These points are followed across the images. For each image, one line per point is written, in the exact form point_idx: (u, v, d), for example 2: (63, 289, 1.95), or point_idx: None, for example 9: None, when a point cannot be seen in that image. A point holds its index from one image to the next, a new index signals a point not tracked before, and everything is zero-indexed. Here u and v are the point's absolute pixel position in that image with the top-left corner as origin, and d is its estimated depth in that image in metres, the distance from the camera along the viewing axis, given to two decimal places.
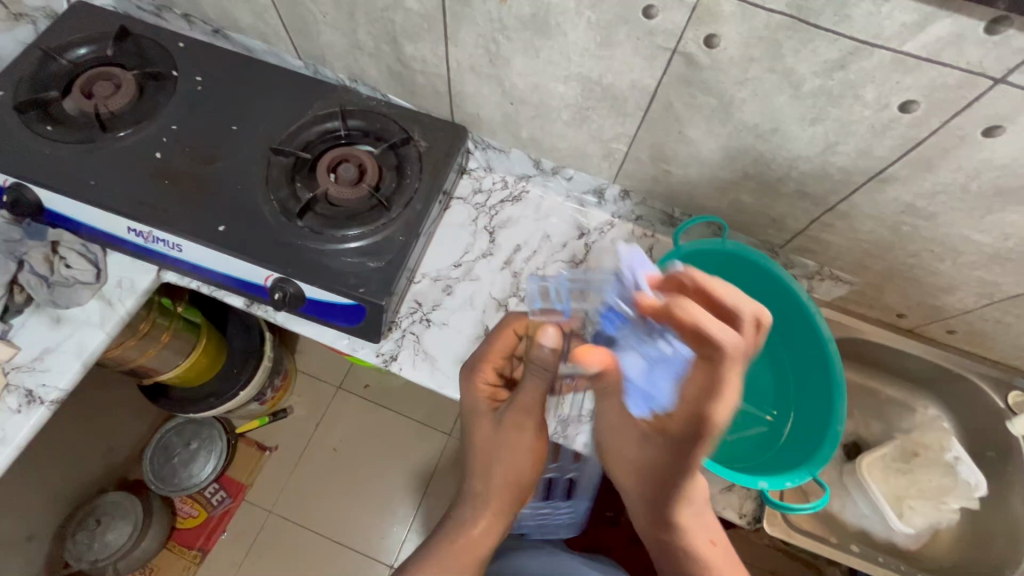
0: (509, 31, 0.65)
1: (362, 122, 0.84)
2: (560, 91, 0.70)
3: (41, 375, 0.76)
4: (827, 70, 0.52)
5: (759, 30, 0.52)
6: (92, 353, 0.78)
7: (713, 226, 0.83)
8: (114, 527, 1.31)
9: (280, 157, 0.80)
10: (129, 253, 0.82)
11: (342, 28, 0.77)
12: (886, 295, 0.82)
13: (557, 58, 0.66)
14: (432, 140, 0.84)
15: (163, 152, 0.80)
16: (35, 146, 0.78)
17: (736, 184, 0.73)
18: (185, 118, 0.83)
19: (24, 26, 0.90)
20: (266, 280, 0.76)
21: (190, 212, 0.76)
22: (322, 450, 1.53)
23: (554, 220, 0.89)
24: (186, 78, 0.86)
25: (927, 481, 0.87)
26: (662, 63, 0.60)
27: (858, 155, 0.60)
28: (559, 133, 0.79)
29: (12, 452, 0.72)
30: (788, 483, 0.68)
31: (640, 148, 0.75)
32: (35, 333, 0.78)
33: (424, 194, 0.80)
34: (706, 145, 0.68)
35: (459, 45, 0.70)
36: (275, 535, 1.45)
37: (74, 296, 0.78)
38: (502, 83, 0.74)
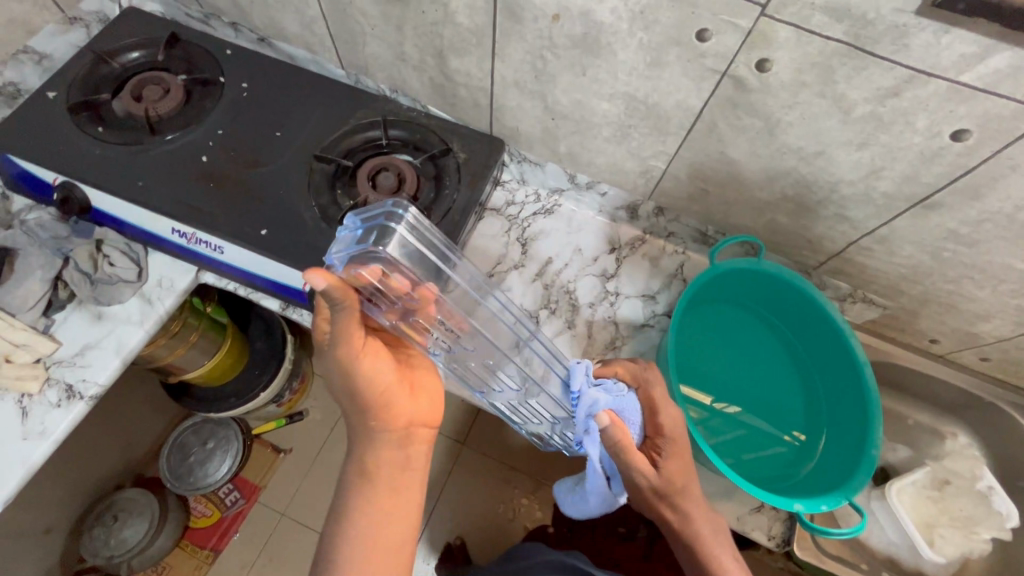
0: (558, 48, 0.66)
1: (402, 132, 0.86)
2: (603, 109, 0.72)
3: (80, 371, 0.77)
4: (879, 97, 0.53)
5: (813, 55, 0.53)
6: (131, 351, 0.79)
7: (748, 246, 0.84)
8: (131, 524, 1.31)
9: (322, 165, 0.82)
10: (170, 253, 0.83)
11: (389, 40, 0.79)
12: (920, 320, 0.82)
13: (604, 77, 0.67)
14: (470, 152, 0.85)
15: (209, 156, 0.81)
16: (86, 146, 0.80)
17: (774, 206, 0.74)
18: (231, 124, 0.85)
19: (77, 30, 0.93)
20: (305, 284, 0.77)
21: (234, 215, 0.77)
22: (335, 453, 1.53)
23: (586, 234, 0.90)
24: (231, 84, 0.88)
25: (958, 509, 0.86)
26: (710, 84, 0.61)
27: (903, 181, 0.61)
28: (598, 149, 0.80)
29: (51, 445, 0.74)
30: (823, 506, 0.68)
31: (678, 167, 0.75)
32: (76, 329, 0.80)
33: (462, 204, 0.81)
34: (747, 165, 0.69)
35: (506, 61, 0.72)
36: (286, 538, 1.45)
37: (115, 294, 0.80)
38: (545, 98, 0.75)
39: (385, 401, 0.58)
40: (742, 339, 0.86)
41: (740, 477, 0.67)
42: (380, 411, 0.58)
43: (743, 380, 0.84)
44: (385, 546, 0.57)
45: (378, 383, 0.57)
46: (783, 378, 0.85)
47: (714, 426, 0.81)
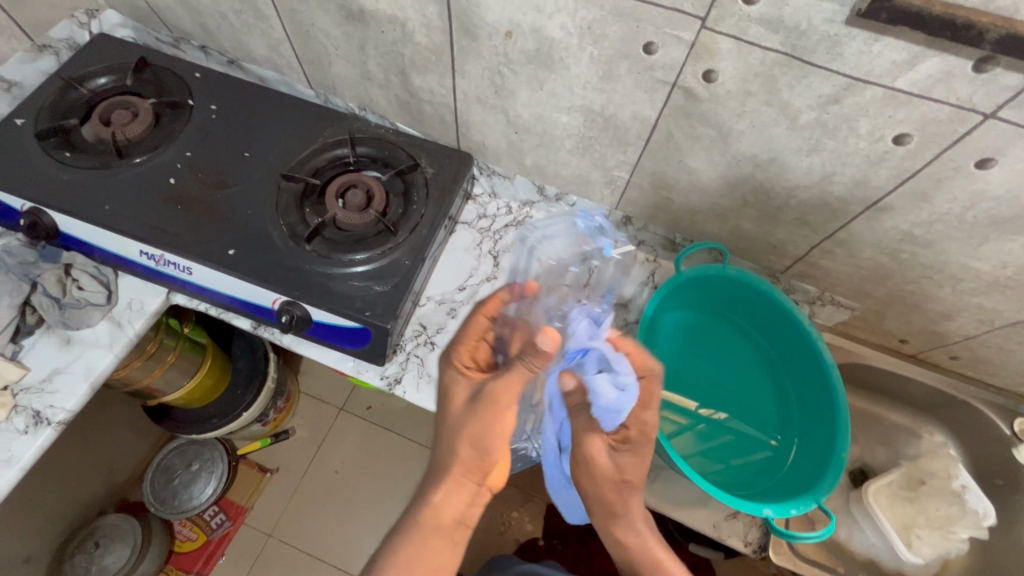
0: (514, 64, 0.67)
1: (370, 149, 0.86)
2: (564, 121, 0.73)
3: (49, 397, 0.76)
4: (821, 104, 0.54)
5: (755, 66, 0.54)
6: (100, 375, 0.78)
7: (715, 252, 0.84)
8: (113, 550, 1.30)
9: (290, 183, 0.82)
10: (140, 275, 0.83)
11: (353, 60, 0.80)
12: (888, 320, 0.82)
13: (561, 91, 0.68)
14: (439, 167, 0.86)
15: (177, 178, 0.82)
16: (54, 172, 0.80)
17: (736, 211, 0.74)
18: (200, 145, 0.85)
19: (47, 57, 0.94)
20: (274, 303, 0.77)
21: (200, 236, 0.78)
22: (323, 472, 1.52)
23: None
24: (200, 106, 0.89)
25: (935, 509, 0.86)
26: (662, 96, 0.62)
27: (855, 184, 0.61)
28: (562, 161, 0.81)
29: (18, 473, 0.73)
30: (793, 510, 0.67)
31: (641, 176, 0.76)
32: (45, 354, 0.79)
33: (430, 219, 0.82)
34: (706, 173, 0.70)
35: (466, 78, 0.73)
36: (273, 559, 1.43)
37: (84, 318, 0.80)
38: (507, 113, 0.76)
39: (480, 457, 0.63)
40: (715, 346, 0.87)
41: (712, 485, 0.68)
42: (461, 454, 0.63)
43: (715, 386, 0.85)
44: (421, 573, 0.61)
45: (460, 428, 0.63)
46: (758, 383, 0.86)
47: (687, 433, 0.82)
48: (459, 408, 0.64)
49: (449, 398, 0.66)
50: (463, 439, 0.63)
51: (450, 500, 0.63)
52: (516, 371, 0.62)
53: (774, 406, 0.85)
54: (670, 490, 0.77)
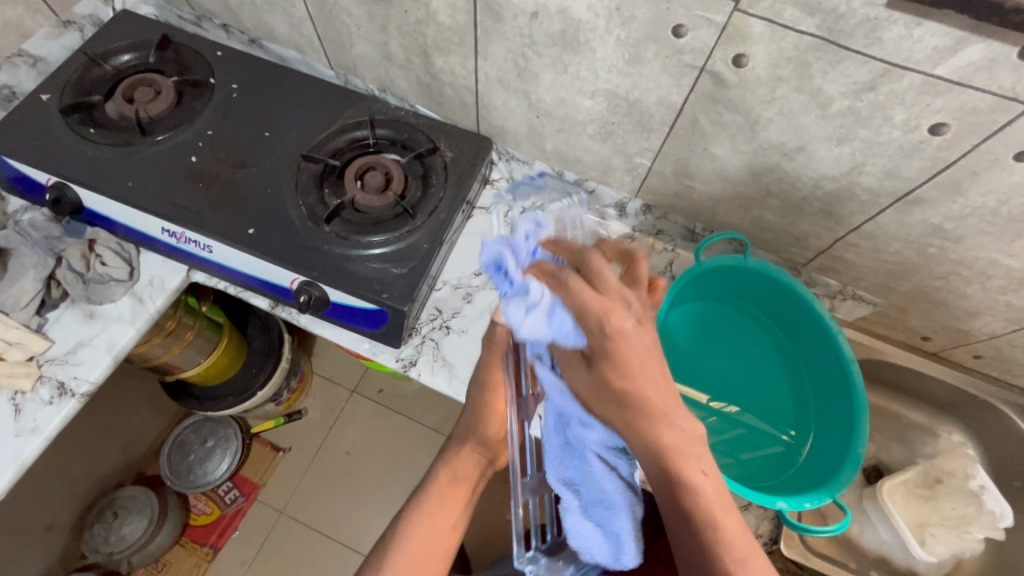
0: (538, 46, 0.66)
1: (390, 132, 0.86)
2: (587, 106, 0.72)
3: (73, 368, 0.78)
4: (856, 91, 0.53)
5: (788, 50, 0.52)
6: (122, 348, 0.80)
7: (736, 243, 0.83)
8: (130, 521, 1.33)
9: (309, 164, 0.82)
10: (162, 253, 0.85)
11: (375, 40, 0.79)
12: (911, 317, 0.81)
13: (585, 74, 0.67)
14: (458, 151, 0.85)
15: (198, 156, 0.82)
16: (79, 148, 0.81)
17: (759, 202, 0.73)
18: (221, 124, 0.85)
19: (72, 33, 0.94)
20: (292, 283, 0.78)
21: (221, 215, 0.78)
22: (334, 453, 1.54)
23: None
24: (222, 85, 0.89)
25: (950, 509, 0.86)
26: (689, 80, 0.61)
27: (885, 176, 0.60)
28: (584, 147, 0.80)
29: (42, 442, 0.75)
30: (807, 504, 0.66)
31: (663, 164, 0.75)
32: (70, 327, 0.81)
33: (448, 204, 0.82)
34: (731, 162, 0.69)
35: (489, 59, 0.72)
36: (286, 535, 1.46)
37: (107, 293, 0.81)
38: (529, 96, 0.75)
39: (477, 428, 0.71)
40: (731, 338, 0.86)
41: (726, 478, 0.67)
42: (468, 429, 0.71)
43: (725, 378, 0.84)
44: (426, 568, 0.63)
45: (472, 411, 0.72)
46: (773, 377, 0.85)
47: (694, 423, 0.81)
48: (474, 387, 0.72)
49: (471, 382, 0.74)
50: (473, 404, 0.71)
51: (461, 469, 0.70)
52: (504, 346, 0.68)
53: (792, 400, 0.84)
54: None
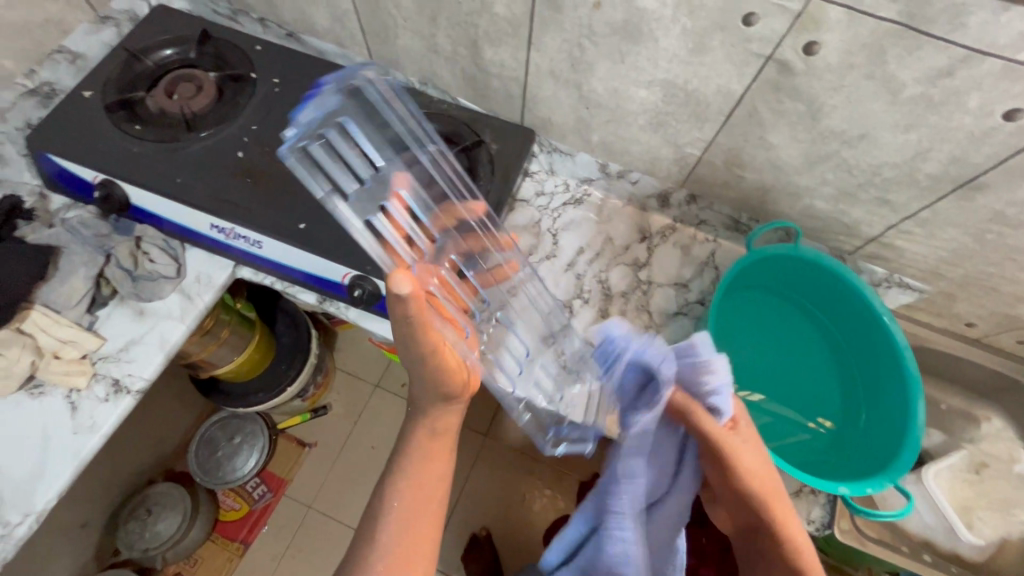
0: (597, 36, 0.66)
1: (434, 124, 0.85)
2: (641, 96, 0.71)
3: (126, 365, 0.78)
4: (931, 77, 0.53)
5: (864, 37, 0.52)
6: (173, 345, 0.80)
7: (783, 231, 0.83)
8: (164, 517, 1.33)
9: None
10: (207, 248, 0.84)
11: (422, 32, 0.79)
12: (958, 303, 0.81)
13: (643, 64, 0.67)
14: (503, 143, 0.85)
15: (245, 152, 0.82)
16: (125, 145, 0.81)
17: (812, 190, 0.73)
18: (265, 119, 0.85)
19: (109, 29, 0.94)
20: (344, 277, 0.78)
21: (271, 210, 0.78)
22: (360, 448, 1.55)
23: (616, 223, 0.89)
24: (263, 80, 0.88)
25: (996, 492, 0.88)
26: (754, 69, 0.61)
27: (950, 162, 0.60)
28: (632, 137, 0.79)
29: (100, 439, 0.75)
30: (869, 489, 0.68)
31: (715, 153, 0.75)
32: (120, 325, 0.81)
33: (496, 196, 0.81)
34: (787, 150, 0.69)
35: (542, 50, 0.72)
36: (317, 530, 1.47)
37: (157, 289, 0.81)
38: (581, 87, 0.75)
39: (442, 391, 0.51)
40: (769, 328, 0.86)
41: (786, 465, 0.68)
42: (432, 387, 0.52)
43: (768, 365, 0.84)
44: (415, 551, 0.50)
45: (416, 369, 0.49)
46: (805, 366, 0.86)
47: None
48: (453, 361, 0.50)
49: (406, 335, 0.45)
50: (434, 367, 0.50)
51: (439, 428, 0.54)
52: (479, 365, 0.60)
53: (837, 386, 0.85)
54: None
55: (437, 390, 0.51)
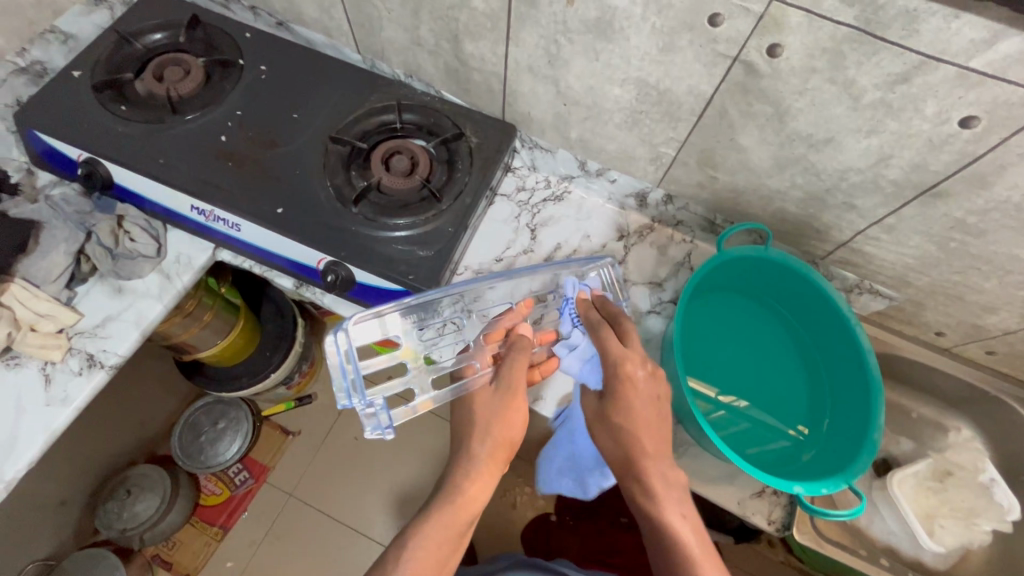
0: (572, 33, 0.67)
1: (416, 117, 0.87)
2: (616, 94, 0.73)
3: (102, 341, 0.80)
4: (889, 83, 0.54)
5: (824, 41, 0.53)
6: (151, 323, 0.81)
7: (756, 234, 0.85)
8: (143, 499, 1.34)
9: (337, 146, 0.83)
10: (188, 230, 0.86)
11: (406, 24, 0.80)
12: (927, 311, 0.82)
13: (616, 62, 0.68)
14: (484, 137, 0.86)
15: (228, 136, 0.83)
16: (110, 124, 0.82)
17: (783, 194, 0.74)
18: (249, 105, 0.86)
19: (102, 11, 0.95)
20: (319, 263, 0.79)
21: (250, 194, 0.79)
22: (343, 438, 1.56)
23: (595, 221, 0.90)
24: (251, 67, 0.89)
25: (961, 501, 0.88)
26: (722, 70, 0.62)
27: (912, 168, 0.61)
28: (609, 135, 0.80)
29: (72, 412, 0.76)
30: (824, 489, 0.68)
31: (688, 154, 0.76)
32: (98, 301, 0.82)
33: (473, 188, 0.83)
34: (757, 153, 0.70)
35: (521, 46, 0.73)
36: (295, 517, 1.48)
37: (135, 269, 0.82)
38: (558, 83, 0.76)
39: (500, 442, 0.68)
40: (744, 331, 0.88)
41: (741, 461, 0.68)
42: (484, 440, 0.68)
43: (744, 369, 0.85)
44: (447, 548, 0.63)
45: (489, 417, 0.68)
46: (786, 372, 0.87)
47: (715, 413, 0.82)
48: (496, 398, 0.68)
49: (503, 409, 0.68)
50: (495, 421, 0.68)
51: (479, 486, 0.66)
52: (519, 355, 0.69)
53: (805, 380, 0.86)
54: (695, 465, 0.78)
55: (483, 434, 0.68)
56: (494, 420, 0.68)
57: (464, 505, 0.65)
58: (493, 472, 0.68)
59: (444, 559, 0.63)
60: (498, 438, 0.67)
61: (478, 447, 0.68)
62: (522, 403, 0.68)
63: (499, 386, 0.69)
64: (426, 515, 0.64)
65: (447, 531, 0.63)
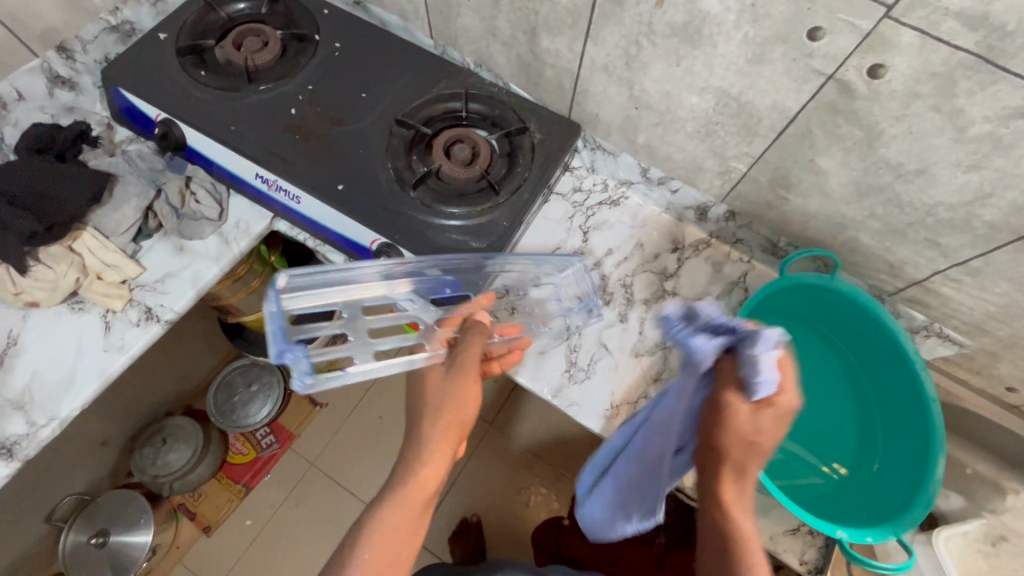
0: (656, 35, 0.65)
1: (482, 107, 0.86)
2: (692, 103, 0.70)
3: (160, 296, 0.82)
4: (1002, 117, 0.50)
5: (935, 66, 0.50)
6: (207, 284, 0.84)
7: (821, 261, 0.81)
8: (176, 449, 1.40)
9: (402, 129, 0.83)
10: (250, 197, 0.88)
11: (483, 13, 0.80)
12: (1000, 364, 0.77)
13: (699, 69, 0.65)
14: (547, 133, 0.85)
15: (297, 109, 0.85)
16: (189, 88, 0.85)
17: (858, 224, 0.70)
18: (321, 81, 0.87)
19: None
20: (372, 243, 0.80)
21: (314, 168, 0.81)
22: (368, 416, 1.58)
23: (650, 230, 0.88)
24: (325, 43, 0.91)
25: (1008, 566, 0.84)
26: (813, 87, 0.59)
27: (1012, 211, 0.57)
28: (678, 144, 0.78)
29: (126, 360, 0.79)
30: (867, 538, 0.66)
31: (761, 171, 0.73)
32: (160, 257, 0.85)
33: (532, 184, 0.82)
34: (837, 177, 0.66)
35: (599, 44, 0.71)
36: (315, 486, 1.51)
37: (197, 230, 0.85)
38: (632, 86, 0.74)
39: (452, 424, 0.65)
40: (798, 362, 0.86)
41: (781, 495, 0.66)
42: (435, 423, 0.65)
43: None
44: (403, 539, 0.60)
45: (440, 401, 0.65)
46: (836, 409, 0.84)
47: None
48: (442, 377, 0.66)
49: (453, 391, 0.65)
50: (445, 400, 0.65)
51: (431, 470, 0.63)
52: (476, 336, 0.68)
53: (856, 410, 0.84)
54: None
55: (434, 414, 0.65)
56: (444, 402, 0.65)
57: (417, 492, 0.62)
58: (446, 455, 0.65)
59: (397, 548, 0.60)
60: (450, 418, 0.65)
61: (428, 429, 0.65)
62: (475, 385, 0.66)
63: (450, 366, 0.67)
64: (379, 503, 0.62)
65: (399, 520, 0.60)
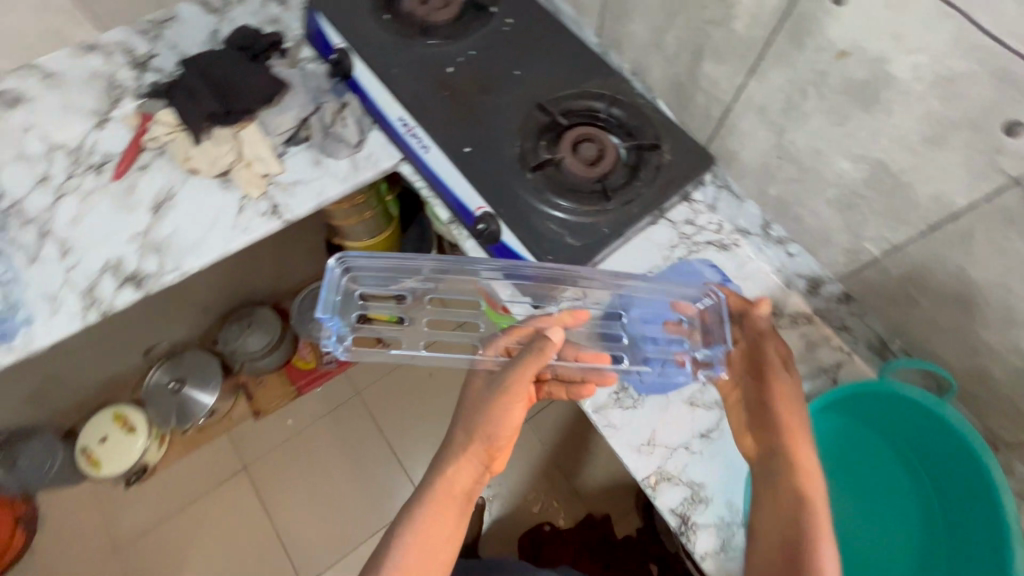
0: (827, 88, 0.61)
1: (623, 114, 0.86)
2: (842, 168, 0.65)
3: (288, 197, 0.92)
4: None
5: None
6: (327, 200, 0.92)
7: (931, 379, 0.72)
8: (255, 334, 1.54)
9: (540, 114, 0.86)
10: (387, 136, 0.95)
11: (656, 24, 0.80)
12: None
13: (862, 135, 0.61)
14: (678, 157, 0.83)
15: (454, 70, 0.90)
16: (371, 26, 0.94)
17: (994, 353, 0.62)
18: (483, 50, 0.92)
19: None
20: (476, 210, 0.82)
21: (452, 127, 0.86)
22: (419, 369, 1.66)
23: (750, 284, 0.82)
24: (498, 16, 0.95)
25: None
26: (991, 187, 0.53)
27: None
28: (812, 207, 0.73)
29: (245, 242, 0.90)
30: None
31: (896, 262, 0.66)
32: (299, 163, 0.94)
33: (646, 202, 0.81)
34: (985, 294, 0.59)
35: (763, 83, 0.68)
36: (353, 414, 1.62)
37: (336, 150, 0.94)
38: (782, 134, 0.70)
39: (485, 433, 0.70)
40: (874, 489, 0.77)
41: None
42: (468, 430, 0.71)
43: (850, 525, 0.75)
44: (439, 539, 0.65)
45: (477, 409, 0.71)
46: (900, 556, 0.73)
47: None
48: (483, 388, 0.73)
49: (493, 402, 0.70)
50: (480, 410, 0.71)
51: (460, 473, 0.70)
52: (527, 360, 0.68)
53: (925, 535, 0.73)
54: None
55: (468, 423, 0.71)
56: (481, 408, 0.71)
57: (451, 493, 0.68)
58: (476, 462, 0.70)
59: (431, 548, 0.65)
60: (483, 429, 0.70)
61: (462, 436, 0.71)
62: (514, 402, 0.69)
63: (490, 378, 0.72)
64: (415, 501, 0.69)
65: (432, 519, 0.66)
